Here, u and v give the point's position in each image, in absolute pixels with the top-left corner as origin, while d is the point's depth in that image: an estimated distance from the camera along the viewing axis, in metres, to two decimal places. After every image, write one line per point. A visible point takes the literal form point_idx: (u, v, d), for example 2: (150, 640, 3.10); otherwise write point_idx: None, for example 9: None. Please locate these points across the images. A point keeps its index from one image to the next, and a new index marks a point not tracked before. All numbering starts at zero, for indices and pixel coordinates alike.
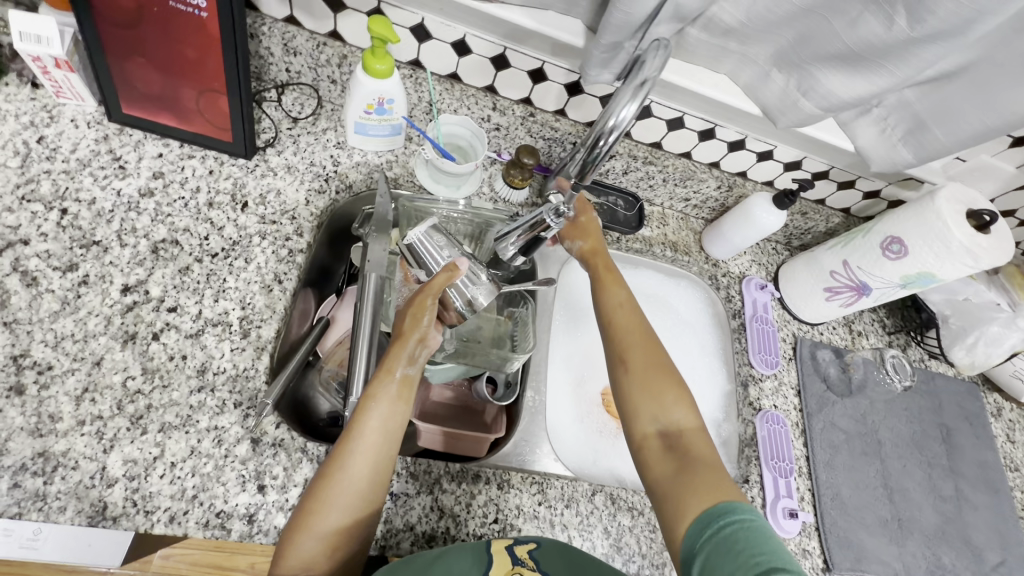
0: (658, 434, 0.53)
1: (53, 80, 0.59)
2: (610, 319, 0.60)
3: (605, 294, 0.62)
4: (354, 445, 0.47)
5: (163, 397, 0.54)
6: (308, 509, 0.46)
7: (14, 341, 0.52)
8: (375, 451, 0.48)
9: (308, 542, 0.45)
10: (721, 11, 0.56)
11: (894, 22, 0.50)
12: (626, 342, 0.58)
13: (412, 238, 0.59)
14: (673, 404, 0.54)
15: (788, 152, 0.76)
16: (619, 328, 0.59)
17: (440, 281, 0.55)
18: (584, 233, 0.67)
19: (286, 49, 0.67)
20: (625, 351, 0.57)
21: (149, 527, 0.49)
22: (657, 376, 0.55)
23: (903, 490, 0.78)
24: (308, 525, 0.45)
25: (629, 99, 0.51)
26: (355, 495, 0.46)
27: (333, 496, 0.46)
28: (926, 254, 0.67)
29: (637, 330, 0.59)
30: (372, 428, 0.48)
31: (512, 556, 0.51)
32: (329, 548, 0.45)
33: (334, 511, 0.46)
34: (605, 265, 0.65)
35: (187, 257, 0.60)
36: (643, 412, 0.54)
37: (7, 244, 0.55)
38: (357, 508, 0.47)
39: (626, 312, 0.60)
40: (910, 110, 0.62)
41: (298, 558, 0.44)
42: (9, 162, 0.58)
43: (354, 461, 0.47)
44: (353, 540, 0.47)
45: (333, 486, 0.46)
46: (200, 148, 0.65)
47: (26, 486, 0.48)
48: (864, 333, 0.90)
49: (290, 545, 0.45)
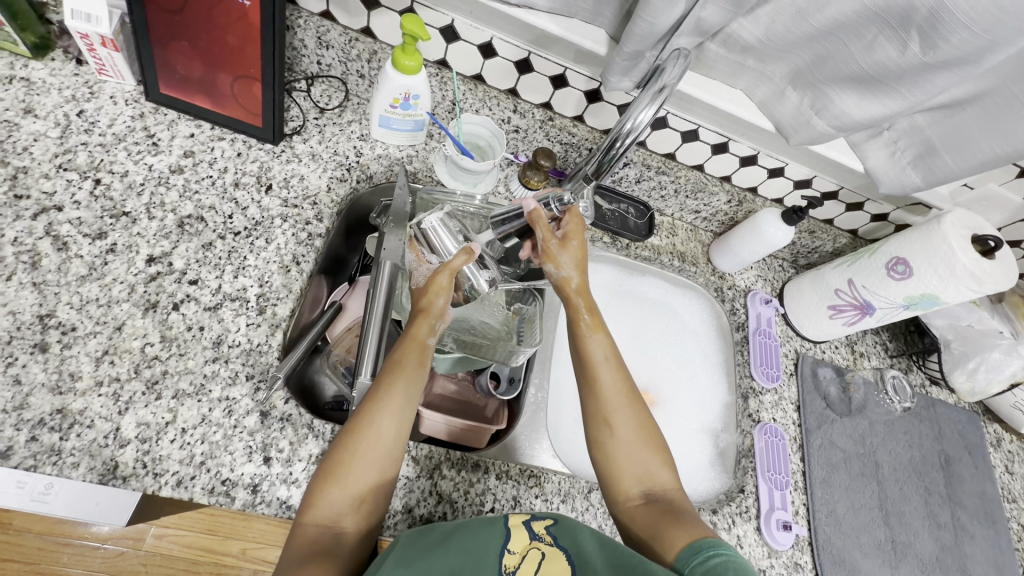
0: (640, 495, 0.53)
1: (97, 58, 0.61)
2: (592, 370, 0.57)
3: (586, 346, 0.58)
4: (383, 401, 0.50)
5: (179, 364, 0.55)
6: (337, 462, 0.47)
7: (42, 301, 0.54)
8: (402, 407, 0.50)
9: (338, 494, 0.46)
10: (740, 28, 0.58)
11: (907, 47, 0.52)
12: (611, 398, 0.56)
13: (428, 223, 0.58)
14: (658, 464, 0.54)
15: (799, 170, 0.78)
16: (602, 381, 0.56)
17: (457, 263, 0.58)
18: (573, 260, 0.61)
19: (318, 42, 0.69)
20: (609, 409, 0.55)
21: (157, 489, 0.51)
22: (640, 435, 0.55)
23: (900, 513, 0.78)
24: (338, 476, 0.46)
25: (647, 104, 0.53)
26: (384, 449, 0.48)
27: (364, 449, 0.47)
28: (930, 277, 0.68)
29: (621, 386, 0.56)
30: (401, 385, 0.51)
31: (530, 531, 0.50)
32: (357, 501, 0.47)
33: (363, 464, 0.47)
34: (590, 305, 0.60)
35: (211, 233, 0.62)
36: (628, 471, 0.54)
37: (41, 209, 0.57)
38: (384, 463, 0.48)
39: (611, 366, 0.57)
40: (920, 135, 0.63)
41: (326, 508, 0.46)
42: (49, 132, 0.60)
43: (383, 415, 0.49)
44: (379, 496, 0.48)
45: (364, 439, 0.48)
46: (231, 131, 0.68)
47: (43, 440, 0.49)
48: (865, 354, 0.90)
49: (319, 498, 0.46)
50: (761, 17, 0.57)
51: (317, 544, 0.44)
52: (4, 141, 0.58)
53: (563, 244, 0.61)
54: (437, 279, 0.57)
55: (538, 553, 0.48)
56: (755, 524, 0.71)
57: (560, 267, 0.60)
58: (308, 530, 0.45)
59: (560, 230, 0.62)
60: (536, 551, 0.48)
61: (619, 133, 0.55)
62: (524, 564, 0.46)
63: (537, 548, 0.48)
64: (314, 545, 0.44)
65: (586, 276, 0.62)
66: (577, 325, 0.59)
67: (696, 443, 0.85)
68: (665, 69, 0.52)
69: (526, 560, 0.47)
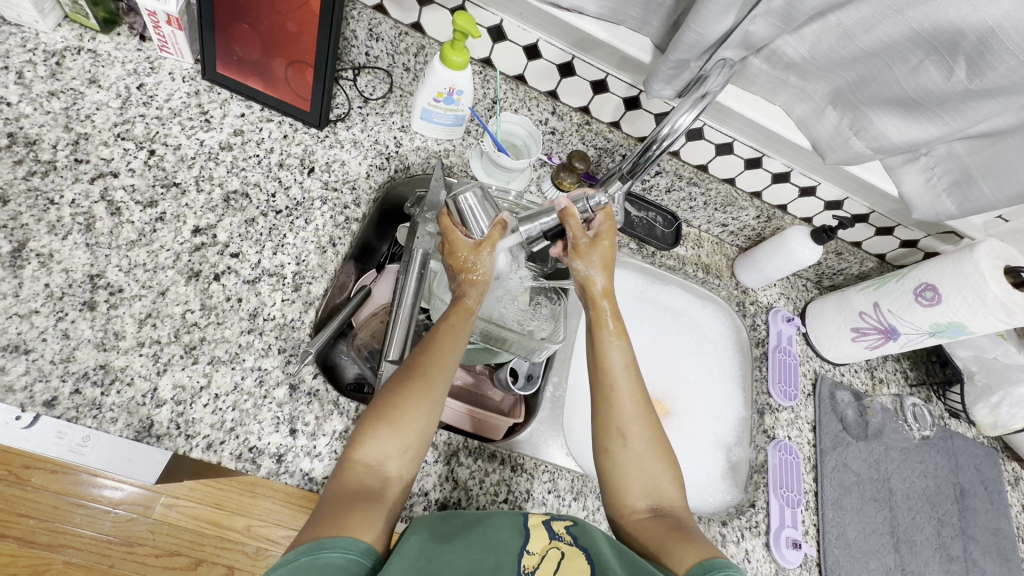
0: (646, 509, 0.53)
1: (161, 36, 0.64)
2: (608, 376, 0.58)
3: (605, 350, 0.59)
4: (434, 357, 0.54)
5: (216, 332, 0.57)
6: (387, 405, 0.50)
7: (93, 261, 0.56)
8: (449, 365, 0.54)
9: (387, 437, 0.48)
10: (785, 45, 0.59)
11: (953, 73, 0.52)
12: (626, 406, 0.56)
13: (468, 201, 0.60)
14: (668, 479, 0.54)
15: (832, 190, 0.78)
16: (618, 390, 0.57)
17: (496, 235, 0.61)
18: (599, 261, 0.62)
19: (369, 34, 0.71)
20: (623, 419, 0.56)
21: (188, 450, 0.52)
22: (653, 448, 0.55)
23: (911, 542, 0.77)
24: (388, 419, 0.49)
25: (688, 109, 0.54)
26: (434, 399, 0.52)
27: (415, 397, 0.50)
28: (960, 305, 0.68)
29: (636, 396, 0.57)
30: (449, 343, 0.55)
31: (550, 530, 0.51)
32: (403, 446, 0.49)
33: (413, 412, 0.50)
34: (614, 313, 0.61)
35: (254, 210, 0.64)
36: (635, 484, 0.54)
37: (98, 173, 0.60)
38: (431, 414, 0.51)
39: (628, 375, 0.58)
40: (958, 162, 0.64)
41: (374, 449, 0.48)
42: (110, 103, 0.63)
43: (434, 369, 0.53)
44: (422, 446, 0.51)
45: (415, 388, 0.51)
46: (280, 114, 0.70)
47: (86, 393, 0.51)
48: (885, 380, 0.90)
49: (367, 440, 0.48)
50: (807, 35, 0.58)
51: (362, 483, 0.47)
52: (69, 108, 0.61)
53: (594, 243, 0.62)
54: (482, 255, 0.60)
55: (557, 553, 0.48)
56: (764, 539, 0.71)
57: (587, 266, 0.62)
58: (354, 468, 0.47)
59: (592, 229, 0.63)
60: (555, 551, 0.48)
61: (656, 136, 0.56)
62: (543, 564, 0.47)
63: (556, 547, 0.49)
64: (360, 483, 0.46)
65: (610, 279, 0.63)
66: (599, 332, 0.60)
67: (708, 455, 0.84)
68: (711, 78, 0.54)
69: (546, 559, 0.47)
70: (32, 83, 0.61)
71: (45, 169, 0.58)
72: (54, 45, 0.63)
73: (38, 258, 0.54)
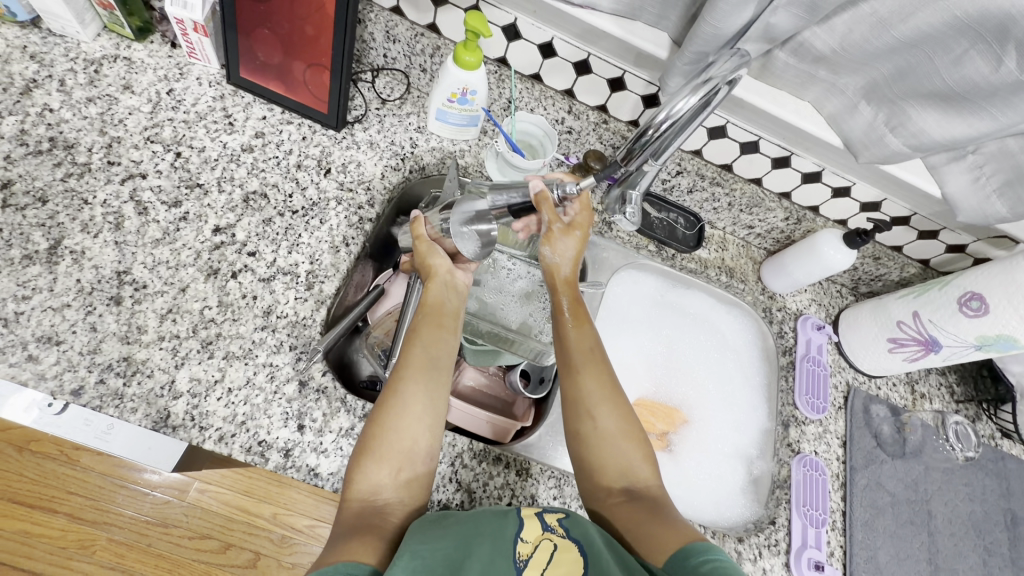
0: (623, 491, 0.52)
1: (189, 43, 0.67)
2: (577, 360, 0.57)
3: (571, 335, 0.58)
4: (407, 372, 0.53)
5: (231, 328, 0.59)
6: (369, 436, 0.50)
7: (120, 258, 0.59)
8: (427, 377, 0.54)
9: (374, 467, 0.49)
10: (814, 37, 0.56)
11: (1002, 63, 0.48)
12: (593, 390, 0.55)
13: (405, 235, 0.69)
14: (640, 459, 0.53)
15: (867, 191, 0.73)
16: (585, 373, 0.56)
17: (421, 231, 0.63)
18: (566, 251, 0.61)
19: (386, 36, 0.72)
20: (591, 404, 0.55)
21: (201, 441, 0.55)
22: (623, 429, 0.54)
23: (951, 571, 0.71)
24: (370, 448, 0.49)
25: (690, 91, 0.48)
26: (415, 416, 0.51)
27: (393, 419, 0.50)
28: (1011, 315, 0.62)
29: (603, 378, 0.56)
30: (430, 357, 0.55)
31: (542, 522, 0.50)
32: (393, 469, 0.49)
33: (393, 432, 0.50)
34: (577, 301, 0.61)
35: (271, 210, 0.66)
36: (610, 468, 0.53)
37: (129, 175, 0.63)
38: (417, 427, 0.51)
39: (594, 358, 0.57)
40: (1010, 160, 0.58)
41: (365, 479, 0.49)
42: (142, 107, 0.66)
43: (408, 382, 0.52)
44: (417, 463, 0.51)
45: (391, 409, 0.51)
46: (300, 116, 0.72)
47: (109, 383, 0.54)
48: (927, 396, 0.83)
49: (357, 475, 0.49)
50: (837, 26, 0.54)
51: (361, 514, 0.47)
52: (104, 113, 0.65)
53: (566, 231, 0.61)
54: (420, 250, 0.61)
55: (550, 544, 0.48)
56: (784, 559, 0.67)
57: (555, 253, 0.61)
58: (352, 503, 0.48)
59: (566, 216, 0.61)
60: (548, 543, 0.48)
61: (652, 121, 0.51)
62: (536, 554, 0.46)
63: (548, 539, 0.48)
64: (359, 517, 0.47)
65: (576, 268, 0.62)
66: (562, 319, 0.59)
67: (728, 467, 0.81)
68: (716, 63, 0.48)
69: (538, 549, 0.47)
70: (72, 90, 0.65)
71: (80, 170, 0.61)
72: (93, 53, 0.67)
73: (71, 254, 0.58)
